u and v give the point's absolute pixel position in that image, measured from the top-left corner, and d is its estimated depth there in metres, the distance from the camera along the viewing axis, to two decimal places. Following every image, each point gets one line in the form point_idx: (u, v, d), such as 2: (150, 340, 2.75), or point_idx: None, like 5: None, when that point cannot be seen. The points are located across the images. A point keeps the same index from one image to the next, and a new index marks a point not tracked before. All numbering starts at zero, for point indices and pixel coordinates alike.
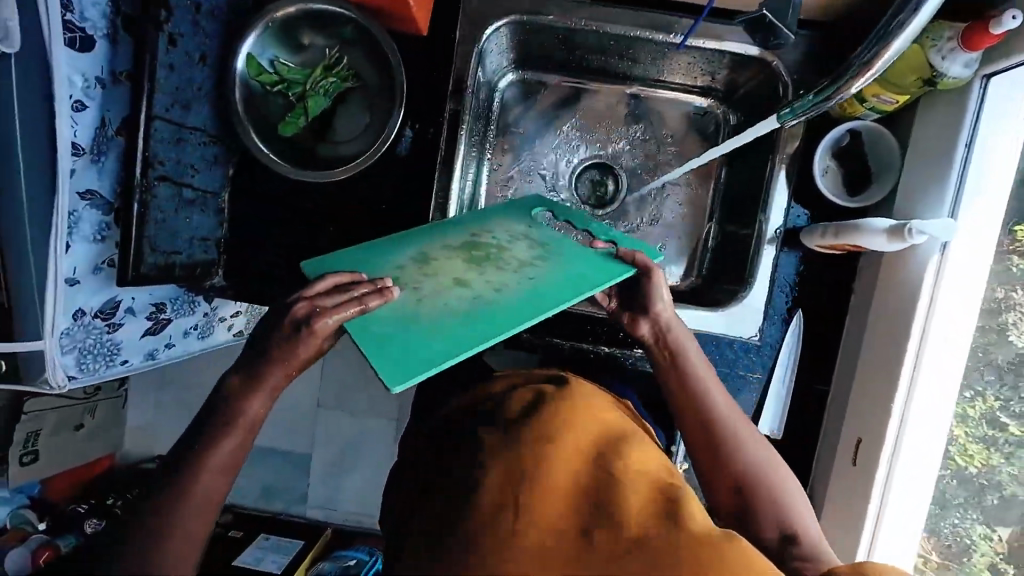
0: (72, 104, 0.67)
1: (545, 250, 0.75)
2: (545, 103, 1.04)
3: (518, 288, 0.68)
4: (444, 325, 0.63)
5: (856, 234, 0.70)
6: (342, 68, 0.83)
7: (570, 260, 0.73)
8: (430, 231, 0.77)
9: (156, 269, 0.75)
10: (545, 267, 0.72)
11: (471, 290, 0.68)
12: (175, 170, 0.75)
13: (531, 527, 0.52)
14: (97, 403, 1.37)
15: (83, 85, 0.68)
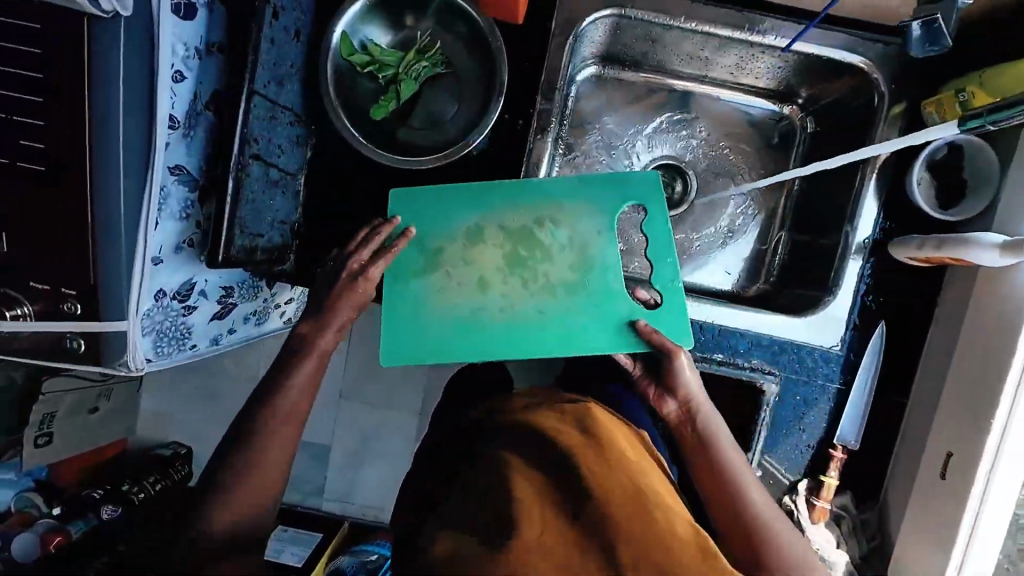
0: (173, 74, 0.64)
1: (581, 276, 0.79)
2: (620, 100, 1.03)
3: (526, 310, 0.78)
4: (454, 318, 0.78)
5: (964, 247, 0.72)
6: (435, 52, 0.81)
7: (592, 306, 0.78)
8: (504, 195, 0.81)
9: (243, 252, 0.72)
10: (564, 300, 0.78)
11: (490, 291, 0.78)
12: (266, 149, 0.73)
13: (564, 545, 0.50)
14: (111, 386, 1.32)
15: (184, 55, 0.65)
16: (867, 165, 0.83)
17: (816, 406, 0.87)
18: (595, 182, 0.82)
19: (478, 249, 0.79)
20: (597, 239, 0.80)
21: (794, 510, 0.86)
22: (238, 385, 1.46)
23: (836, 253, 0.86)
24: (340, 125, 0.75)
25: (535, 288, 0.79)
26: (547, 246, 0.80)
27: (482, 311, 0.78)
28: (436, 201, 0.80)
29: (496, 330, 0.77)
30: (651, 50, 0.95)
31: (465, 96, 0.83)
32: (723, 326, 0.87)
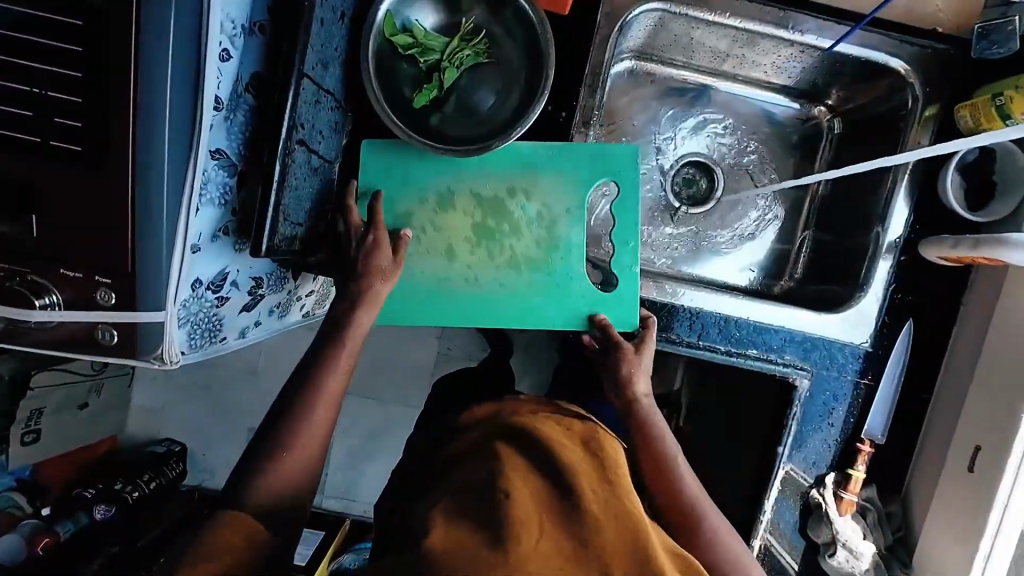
0: (220, 52, 0.61)
1: (546, 252, 0.82)
2: (653, 96, 1.02)
3: (488, 285, 0.82)
4: (421, 285, 0.81)
5: (999, 247, 0.74)
6: (480, 42, 0.79)
7: (549, 288, 0.82)
8: (479, 160, 0.81)
9: (284, 241, 0.70)
10: (524, 277, 0.82)
11: (456, 261, 0.81)
12: (310, 135, 0.70)
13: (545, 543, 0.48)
14: (103, 381, 1.26)
15: (231, 32, 0.62)
16: (898, 170, 0.85)
17: (844, 401, 0.89)
18: (581, 153, 0.82)
19: (448, 216, 0.81)
20: (566, 216, 0.82)
21: (821, 503, 0.88)
22: (244, 380, 1.41)
23: (867, 252, 0.88)
24: (382, 111, 0.72)
25: (499, 262, 0.82)
26: (517, 219, 0.82)
27: (445, 279, 0.81)
28: (405, 163, 0.81)
29: (461, 298, 0.81)
30: (688, 45, 0.95)
31: (506, 87, 0.81)
32: (758, 322, 0.88)
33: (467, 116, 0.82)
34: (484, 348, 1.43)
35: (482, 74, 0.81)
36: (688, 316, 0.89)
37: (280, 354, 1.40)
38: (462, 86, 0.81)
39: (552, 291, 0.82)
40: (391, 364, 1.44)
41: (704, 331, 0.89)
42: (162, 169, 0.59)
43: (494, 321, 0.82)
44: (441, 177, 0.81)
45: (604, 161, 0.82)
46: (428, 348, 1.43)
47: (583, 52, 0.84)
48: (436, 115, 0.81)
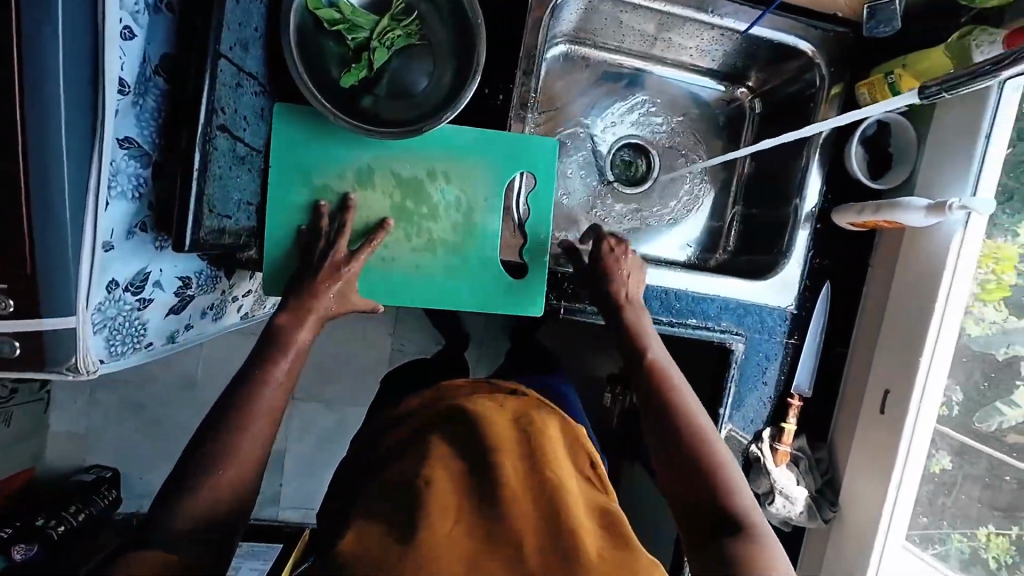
0: (121, 30, 0.56)
1: (462, 237, 0.83)
2: (587, 79, 1.04)
3: (404, 264, 0.82)
4: None
5: (895, 210, 0.83)
6: (411, 22, 0.77)
7: (464, 270, 0.83)
8: (399, 144, 0.80)
9: (211, 235, 0.66)
10: (440, 260, 0.83)
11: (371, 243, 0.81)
12: (233, 121, 0.66)
13: (458, 527, 0.51)
14: (12, 408, 1.13)
15: (133, 8, 0.57)
16: (810, 147, 0.93)
17: (776, 361, 0.96)
18: (498, 142, 0.83)
19: (365, 195, 0.80)
20: (483, 205, 0.83)
21: (760, 456, 0.95)
22: (180, 394, 1.32)
23: (787, 223, 0.96)
24: (308, 92, 0.70)
25: (414, 243, 0.82)
26: (434, 202, 0.82)
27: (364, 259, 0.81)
28: (317, 139, 0.78)
29: (378, 277, 0.82)
30: (618, 28, 0.97)
31: (439, 69, 0.80)
32: (695, 293, 0.93)
33: (399, 99, 0.80)
34: (438, 341, 1.42)
35: (414, 55, 0.80)
36: None
37: (219, 362, 1.32)
38: (394, 68, 0.80)
39: (466, 275, 0.84)
40: (342, 365, 1.39)
41: (647, 305, 0.92)
42: (61, 158, 0.53)
43: (411, 299, 0.82)
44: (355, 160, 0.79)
45: (525, 152, 0.83)
46: (380, 345, 1.40)
47: (517, 34, 0.84)
48: (369, 98, 0.79)
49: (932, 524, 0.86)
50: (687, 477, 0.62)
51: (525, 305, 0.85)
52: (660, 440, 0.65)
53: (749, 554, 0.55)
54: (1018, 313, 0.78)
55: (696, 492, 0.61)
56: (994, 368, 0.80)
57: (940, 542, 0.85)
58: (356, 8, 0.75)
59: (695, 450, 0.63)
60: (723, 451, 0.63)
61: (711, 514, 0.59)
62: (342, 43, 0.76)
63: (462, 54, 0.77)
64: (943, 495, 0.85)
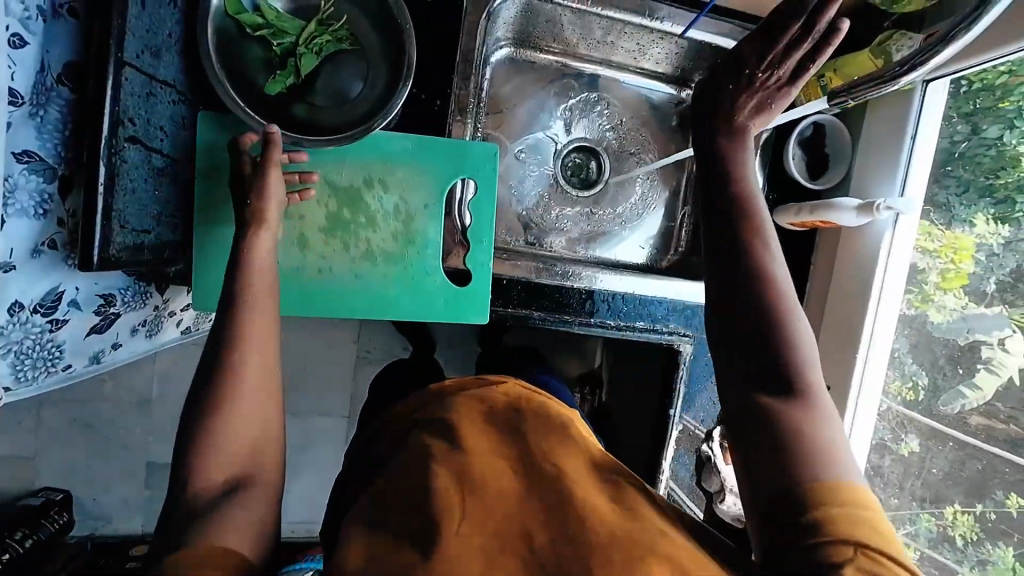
0: (9, 39, 0.53)
1: (405, 244, 0.82)
2: (534, 83, 1.04)
3: (345, 274, 0.80)
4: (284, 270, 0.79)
5: (829, 211, 0.85)
6: (340, 27, 0.75)
7: (407, 279, 0.83)
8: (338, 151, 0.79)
9: (126, 251, 0.63)
10: (381, 269, 0.81)
11: (310, 254, 0.79)
12: (145, 131, 0.63)
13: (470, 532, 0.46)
14: None
15: (22, 15, 0.54)
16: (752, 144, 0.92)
17: None
18: (436, 147, 0.82)
19: (300, 205, 0.78)
20: (424, 212, 0.82)
21: (710, 454, 0.95)
22: (136, 410, 1.27)
23: None
24: (231, 100, 0.68)
25: (354, 253, 0.80)
26: (372, 211, 0.80)
27: (303, 271, 0.79)
28: None
29: (317, 288, 0.80)
30: (561, 31, 0.97)
31: (372, 74, 0.78)
32: (640, 297, 0.94)
33: (333, 106, 0.78)
34: (405, 346, 1.40)
35: (345, 60, 0.78)
36: (580, 296, 0.92)
37: (176, 377, 1.27)
38: (325, 74, 0.78)
39: (409, 285, 0.83)
40: (300, 376, 1.35)
41: (596, 308, 0.93)
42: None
43: (352, 312, 0.81)
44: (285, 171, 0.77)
45: (464, 156, 0.83)
46: (346, 352, 1.36)
47: (453, 39, 0.83)
48: (302, 107, 0.77)
49: (902, 506, 0.86)
50: (751, 349, 0.48)
51: (471, 314, 0.85)
52: (717, 280, 0.50)
53: (791, 439, 0.45)
54: (978, 300, 0.80)
55: (752, 367, 0.48)
56: (957, 353, 0.82)
57: (909, 522, 0.85)
58: (280, 13, 0.73)
59: (765, 308, 0.48)
60: (795, 308, 0.49)
61: (765, 387, 0.47)
62: (267, 49, 0.74)
63: (393, 60, 0.76)
64: (914, 477, 0.86)
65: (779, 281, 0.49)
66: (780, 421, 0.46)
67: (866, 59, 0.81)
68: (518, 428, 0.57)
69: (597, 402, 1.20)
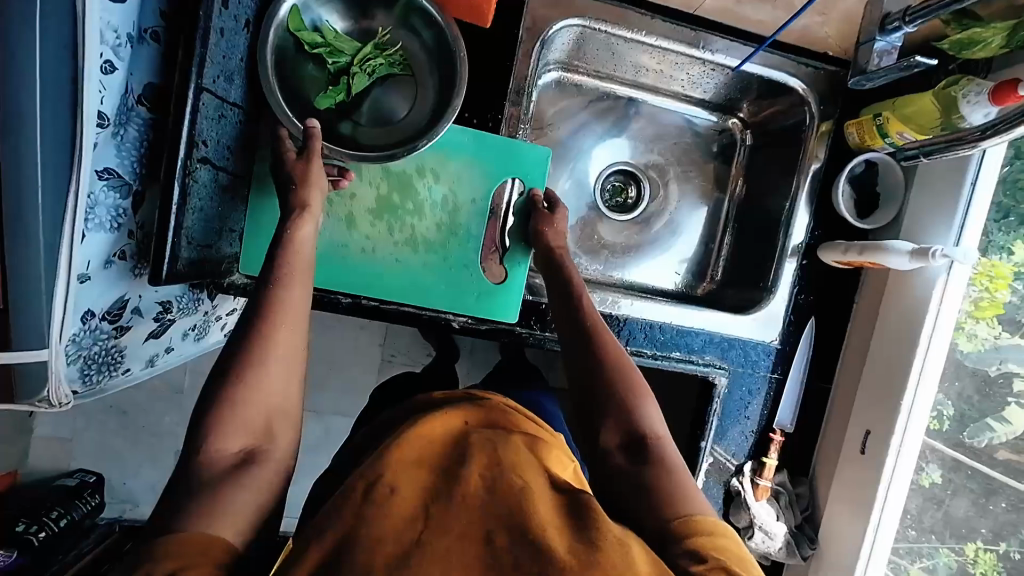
0: (102, 64, 0.56)
1: (447, 235, 0.84)
2: (580, 105, 1.04)
3: (386, 255, 0.82)
4: (326, 243, 0.81)
5: (882, 253, 0.85)
6: (395, 52, 0.78)
7: (446, 268, 0.84)
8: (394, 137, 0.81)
9: (190, 265, 0.65)
10: (421, 255, 0.83)
11: (355, 231, 0.81)
12: (215, 151, 0.66)
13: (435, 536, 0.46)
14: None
15: (115, 42, 0.57)
16: (800, 176, 0.93)
17: (759, 396, 0.96)
18: (491, 146, 0.84)
19: (354, 184, 0.80)
20: (470, 208, 0.84)
21: (740, 490, 0.95)
22: (170, 402, 1.31)
23: (774, 255, 0.95)
24: (287, 122, 0.71)
25: (398, 237, 0.82)
26: (421, 199, 0.82)
27: (346, 249, 0.81)
28: None
29: (354, 266, 0.82)
30: (609, 57, 0.97)
31: (422, 97, 0.80)
32: (679, 327, 0.94)
33: (379, 124, 0.80)
34: (428, 352, 1.40)
35: (396, 83, 0.80)
36: (616, 325, 0.92)
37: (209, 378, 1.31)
38: (374, 95, 0.80)
39: (446, 276, 0.84)
40: (329, 377, 1.37)
41: (632, 336, 0.93)
42: None
43: (387, 295, 0.83)
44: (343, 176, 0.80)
45: (516, 157, 0.84)
46: (372, 357, 1.38)
47: (507, 65, 0.85)
48: (348, 125, 0.78)
49: (920, 538, 0.84)
50: (608, 420, 0.61)
51: (504, 311, 0.86)
52: (582, 378, 0.65)
53: (655, 486, 0.55)
54: (1012, 330, 0.77)
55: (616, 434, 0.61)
56: (987, 385, 0.79)
57: (927, 556, 0.83)
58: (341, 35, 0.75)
59: (613, 397, 0.63)
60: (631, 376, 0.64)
61: (627, 451, 0.59)
62: (322, 68, 0.76)
63: (445, 83, 0.78)
64: (933, 509, 0.83)
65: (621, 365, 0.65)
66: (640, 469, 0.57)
67: (929, 102, 0.80)
68: (465, 438, 0.57)
69: None
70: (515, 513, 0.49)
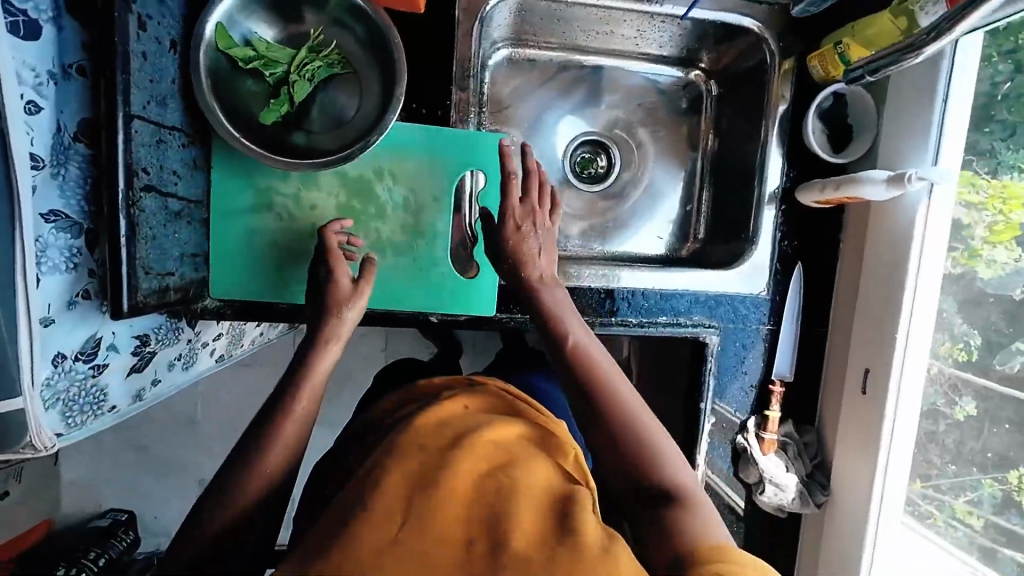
0: (25, 106, 0.55)
1: (415, 235, 0.82)
2: (535, 80, 1.01)
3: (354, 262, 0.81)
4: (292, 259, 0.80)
5: (858, 186, 0.81)
6: (331, 52, 0.76)
7: (417, 269, 0.83)
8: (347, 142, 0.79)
9: (153, 295, 0.65)
10: (390, 259, 0.82)
11: (318, 242, 0.80)
12: (159, 178, 0.66)
13: (418, 533, 0.48)
14: (22, 467, 1.15)
15: (35, 82, 0.56)
16: (769, 119, 0.90)
17: (754, 349, 0.94)
18: (448, 139, 0.82)
19: (311, 194, 0.79)
20: (433, 204, 0.82)
21: (746, 446, 0.93)
22: (182, 434, 1.33)
23: (752, 204, 0.93)
24: (235, 141, 0.69)
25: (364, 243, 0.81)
26: (382, 201, 0.81)
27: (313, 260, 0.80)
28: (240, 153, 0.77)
29: None
30: (557, 26, 0.95)
31: (367, 96, 0.78)
32: (662, 291, 0.92)
33: (329, 130, 0.79)
34: (429, 349, 1.40)
35: (339, 84, 0.78)
36: (597, 297, 0.90)
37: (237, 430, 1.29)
38: (319, 100, 0.78)
39: (417, 275, 0.83)
40: (333, 389, 1.38)
41: (615, 307, 0.91)
42: None
43: None
44: (302, 188, 0.79)
45: (473, 146, 0.82)
46: (373, 363, 1.38)
47: (449, 48, 0.83)
48: (299, 134, 0.77)
49: (962, 472, 0.81)
50: (611, 443, 0.62)
51: (480, 304, 0.85)
52: (579, 404, 0.65)
53: (665, 505, 0.57)
54: None
55: (617, 456, 0.61)
56: (1014, 308, 0.76)
57: (971, 488, 0.80)
58: (273, 43, 0.74)
59: (612, 424, 0.62)
60: (628, 397, 0.64)
61: (631, 474, 0.60)
62: (261, 80, 0.74)
63: (387, 75, 0.76)
64: (972, 441, 0.80)
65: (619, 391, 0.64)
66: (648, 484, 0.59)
67: (887, 21, 0.77)
68: (453, 439, 0.58)
69: None
70: (501, 523, 0.50)
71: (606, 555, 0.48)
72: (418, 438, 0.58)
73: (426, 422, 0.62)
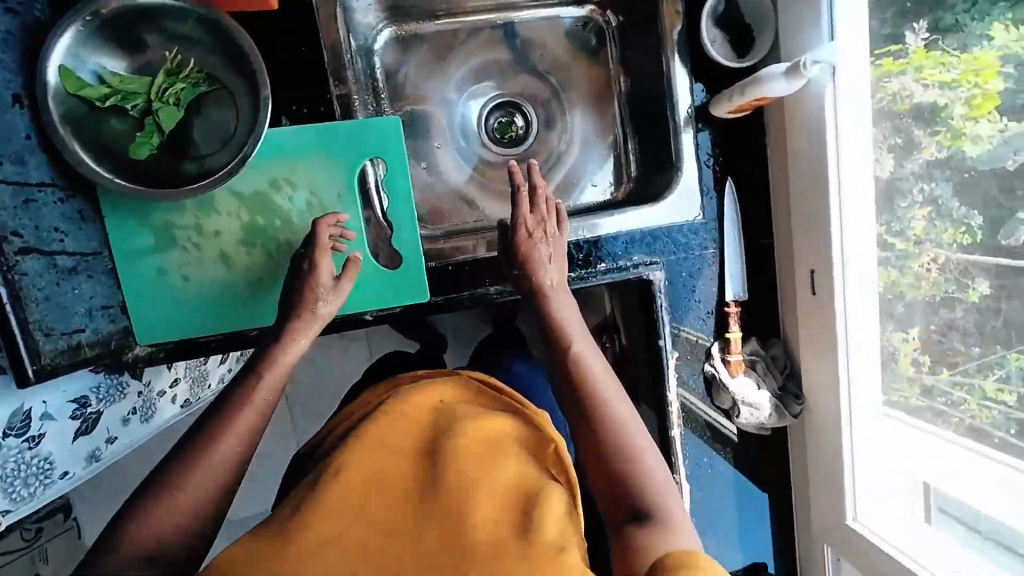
0: None
1: None
2: (427, 55, 0.97)
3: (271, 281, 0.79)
4: (206, 291, 0.77)
5: (759, 85, 0.78)
6: (190, 70, 0.73)
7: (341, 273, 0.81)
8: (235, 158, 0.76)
9: (62, 353, 0.67)
10: None
11: (230, 270, 0.77)
12: (39, 238, 0.66)
13: (367, 538, 0.54)
14: None
15: None
16: (667, 40, 0.87)
17: (703, 275, 0.92)
18: (341, 133, 0.79)
19: (211, 222, 0.76)
20: (338, 202, 0.80)
21: (714, 373, 0.92)
22: None
23: (669, 130, 0.90)
24: (111, 184, 0.67)
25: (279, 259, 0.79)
26: (286, 212, 0.78)
27: (231, 287, 0.78)
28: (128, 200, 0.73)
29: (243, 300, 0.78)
30: None
31: (240, 106, 0.75)
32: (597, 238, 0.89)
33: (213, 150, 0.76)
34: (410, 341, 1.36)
35: (209, 102, 0.75)
36: None
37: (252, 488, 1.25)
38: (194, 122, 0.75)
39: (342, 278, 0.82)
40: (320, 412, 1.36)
41: None
42: None
43: None
44: (204, 214, 0.75)
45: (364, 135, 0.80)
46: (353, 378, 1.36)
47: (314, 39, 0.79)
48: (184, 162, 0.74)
49: (985, 352, 0.75)
50: (604, 468, 0.61)
51: (411, 292, 0.83)
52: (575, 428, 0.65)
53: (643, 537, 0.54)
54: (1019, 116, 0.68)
55: (614, 489, 0.60)
56: (1011, 179, 0.70)
57: (997, 367, 0.73)
58: (127, 75, 0.71)
59: (615, 457, 0.61)
60: (625, 427, 0.63)
61: (624, 503, 0.59)
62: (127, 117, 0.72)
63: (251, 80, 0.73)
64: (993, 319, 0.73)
65: (618, 416, 0.63)
66: (633, 509, 0.58)
67: None
68: (427, 448, 0.62)
69: (618, 346, 1.01)
70: (461, 521, 0.53)
71: (559, 551, 0.52)
72: (397, 440, 0.64)
73: (408, 427, 0.66)
